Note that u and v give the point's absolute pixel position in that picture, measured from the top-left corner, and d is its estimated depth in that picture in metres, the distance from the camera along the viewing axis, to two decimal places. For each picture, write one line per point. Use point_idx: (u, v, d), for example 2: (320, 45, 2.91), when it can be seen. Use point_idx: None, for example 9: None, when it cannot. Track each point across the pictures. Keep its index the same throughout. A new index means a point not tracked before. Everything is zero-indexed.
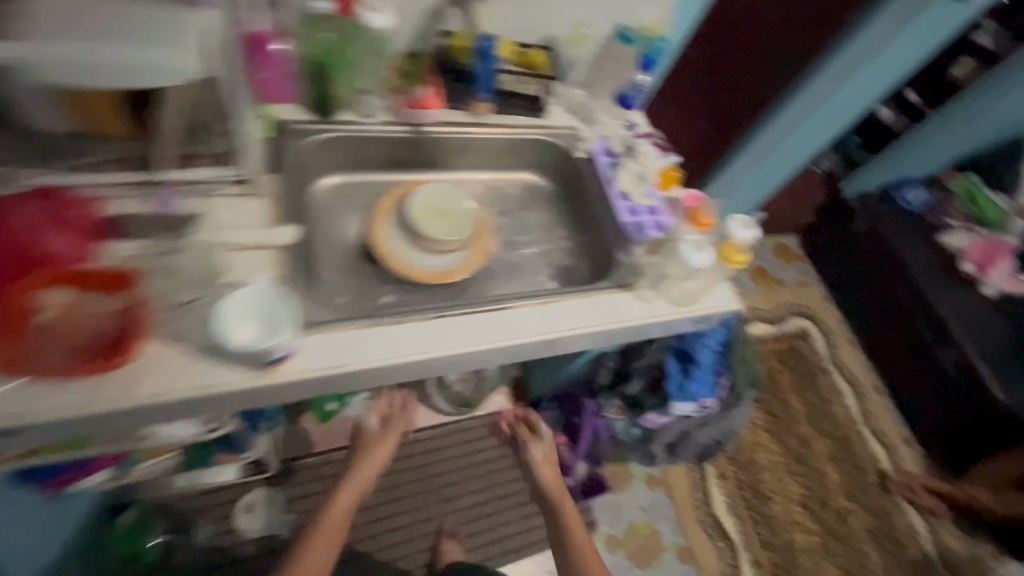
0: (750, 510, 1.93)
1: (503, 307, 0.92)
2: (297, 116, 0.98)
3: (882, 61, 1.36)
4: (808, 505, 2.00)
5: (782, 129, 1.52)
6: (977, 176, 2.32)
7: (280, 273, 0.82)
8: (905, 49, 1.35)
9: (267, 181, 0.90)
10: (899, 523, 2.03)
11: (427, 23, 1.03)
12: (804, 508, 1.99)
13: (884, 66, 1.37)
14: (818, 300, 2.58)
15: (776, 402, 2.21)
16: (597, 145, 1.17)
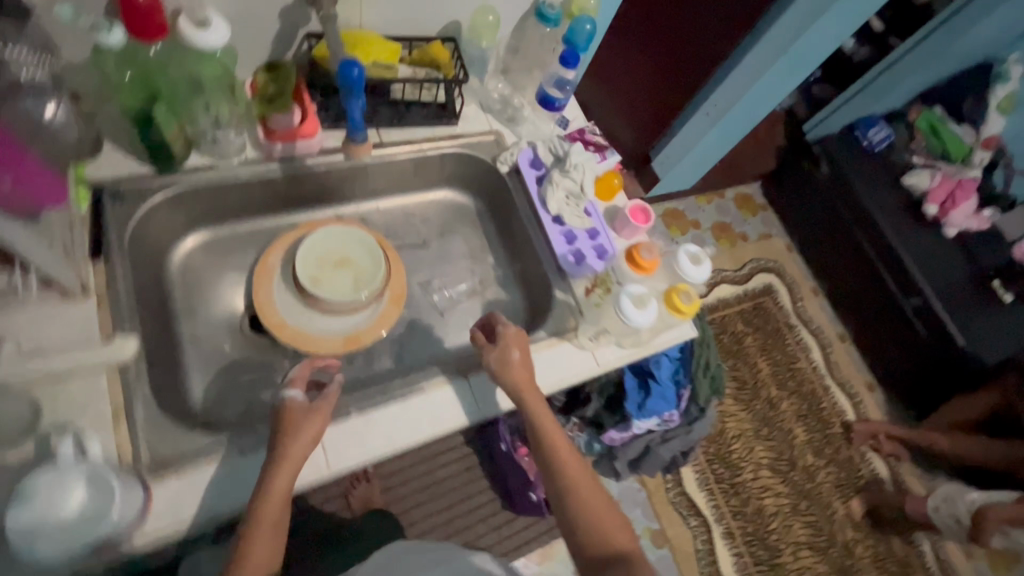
0: (719, 481, 1.93)
1: (421, 391, 0.78)
2: (131, 171, 0.77)
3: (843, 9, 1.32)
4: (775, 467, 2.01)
5: (735, 87, 1.51)
6: (939, 108, 2.17)
7: (127, 399, 0.65)
8: None
9: (97, 271, 0.70)
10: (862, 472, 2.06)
11: (289, 27, 0.80)
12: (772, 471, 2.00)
13: (833, 21, 1.34)
14: (782, 251, 2.47)
15: (740, 366, 2.16)
16: (523, 155, 0.97)
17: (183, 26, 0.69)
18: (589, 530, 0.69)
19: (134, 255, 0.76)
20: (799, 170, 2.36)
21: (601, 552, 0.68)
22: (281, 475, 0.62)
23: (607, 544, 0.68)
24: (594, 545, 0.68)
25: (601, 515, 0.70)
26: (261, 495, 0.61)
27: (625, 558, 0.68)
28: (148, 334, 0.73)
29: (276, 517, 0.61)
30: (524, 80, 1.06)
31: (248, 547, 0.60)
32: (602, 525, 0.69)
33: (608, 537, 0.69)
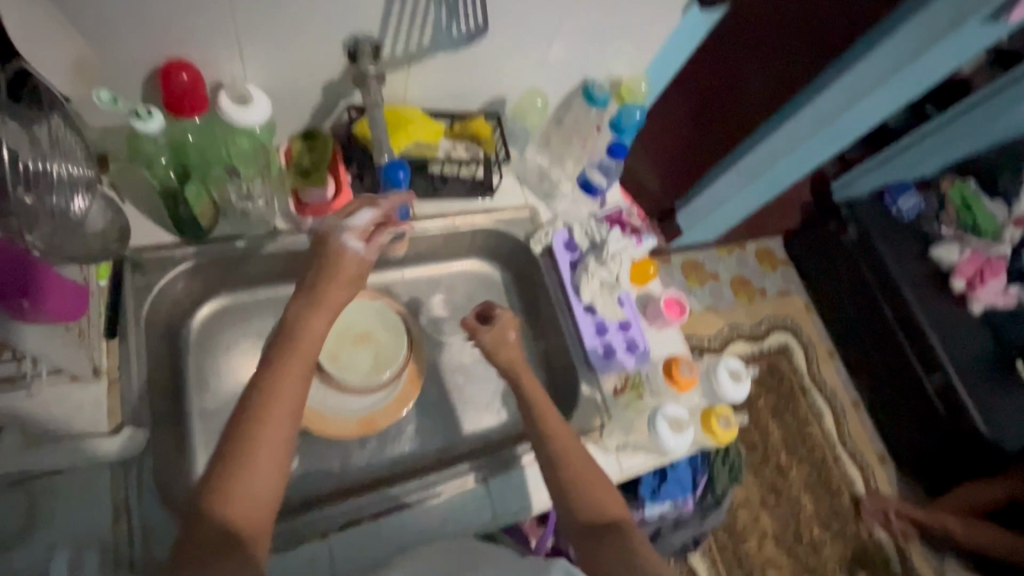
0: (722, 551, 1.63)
1: (436, 495, 0.74)
2: (155, 239, 0.73)
3: (913, 73, 1.09)
4: (781, 538, 1.68)
5: (770, 152, 1.26)
6: (973, 179, 1.74)
7: (125, 495, 0.61)
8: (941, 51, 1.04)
9: (110, 349, 0.67)
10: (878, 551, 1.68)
11: (330, 99, 0.77)
12: (776, 542, 1.67)
13: (898, 87, 1.12)
14: (800, 308, 1.97)
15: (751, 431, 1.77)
16: (558, 237, 0.93)
17: (221, 101, 0.66)
18: (581, 500, 0.64)
19: (150, 328, 0.72)
20: (825, 231, 1.86)
21: (592, 519, 0.63)
22: (279, 395, 0.56)
23: (605, 513, 0.64)
24: (588, 513, 0.63)
25: (595, 486, 0.66)
26: (260, 418, 0.55)
27: (619, 524, 0.63)
28: (158, 415, 0.69)
29: (282, 432, 0.55)
30: (563, 150, 1.00)
31: (236, 479, 0.52)
32: (599, 495, 0.65)
33: (601, 503, 0.64)
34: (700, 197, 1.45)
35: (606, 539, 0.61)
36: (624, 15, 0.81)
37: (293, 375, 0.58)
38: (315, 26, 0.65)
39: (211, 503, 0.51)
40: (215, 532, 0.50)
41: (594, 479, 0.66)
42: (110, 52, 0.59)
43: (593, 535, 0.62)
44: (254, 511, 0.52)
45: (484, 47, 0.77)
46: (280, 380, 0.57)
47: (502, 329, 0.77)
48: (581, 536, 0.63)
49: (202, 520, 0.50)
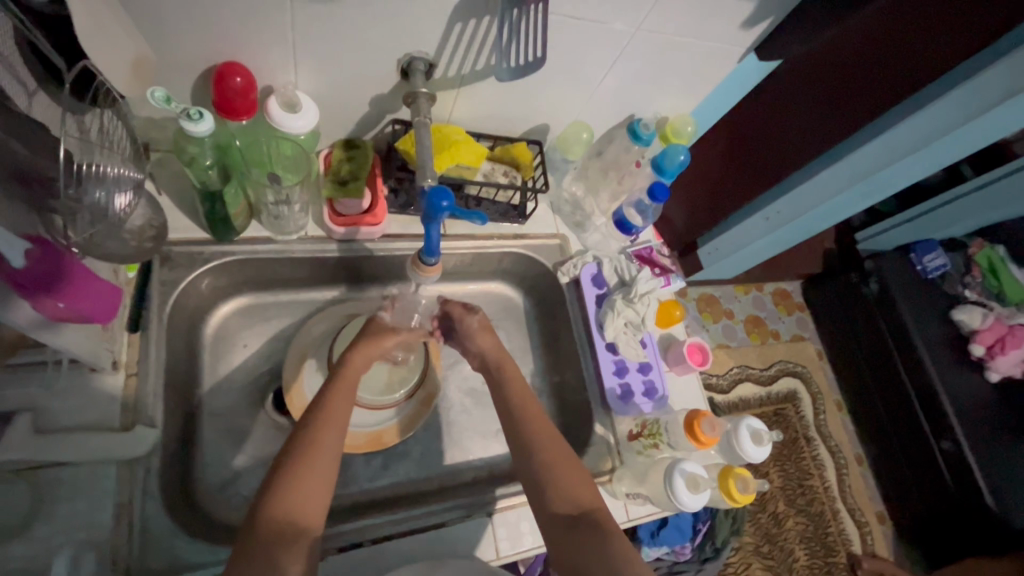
0: None
1: (439, 525, 0.72)
2: (187, 235, 0.73)
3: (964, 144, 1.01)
4: None
5: (799, 201, 1.23)
6: (1003, 247, 1.73)
7: (130, 496, 0.60)
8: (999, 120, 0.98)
9: (131, 343, 0.66)
10: None
11: (377, 112, 0.77)
12: None
13: (944, 154, 1.05)
14: (813, 356, 1.91)
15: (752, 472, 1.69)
16: (587, 270, 0.92)
17: (271, 108, 0.65)
18: (554, 488, 0.61)
19: (172, 323, 0.72)
20: (845, 281, 1.83)
21: (568, 510, 0.60)
22: (331, 420, 0.60)
23: (575, 501, 0.61)
24: (560, 501, 0.61)
25: (570, 474, 0.62)
26: (311, 442, 0.57)
27: (592, 514, 0.60)
28: (170, 413, 0.68)
29: (333, 449, 0.58)
30: (599, 182, 0.99)
31: (290, 488, 0.54)
32: (568, 480, 0.62)
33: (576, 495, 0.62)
34: (731, 234, 1.41)
35: (580, 533, 0.58)
36: (678, 58, 0.80)
37: (342, 402, 0.63)
38: (374, 43, 0.65)
39: (267, 509, 0.52)
40: (272, 532, 0.51)
41: (563, 463, 0.63)
42: (169, 52, 0.59)
43: (565, 527, 0.59)
44: (305, 519, 0.53)
45: (536, 77, 0.77)
46: (331, 406, 0.61)
47: (475, 325, 0.76)
48: (550, 523, 0.60)
49: (260, 517, 0.52)
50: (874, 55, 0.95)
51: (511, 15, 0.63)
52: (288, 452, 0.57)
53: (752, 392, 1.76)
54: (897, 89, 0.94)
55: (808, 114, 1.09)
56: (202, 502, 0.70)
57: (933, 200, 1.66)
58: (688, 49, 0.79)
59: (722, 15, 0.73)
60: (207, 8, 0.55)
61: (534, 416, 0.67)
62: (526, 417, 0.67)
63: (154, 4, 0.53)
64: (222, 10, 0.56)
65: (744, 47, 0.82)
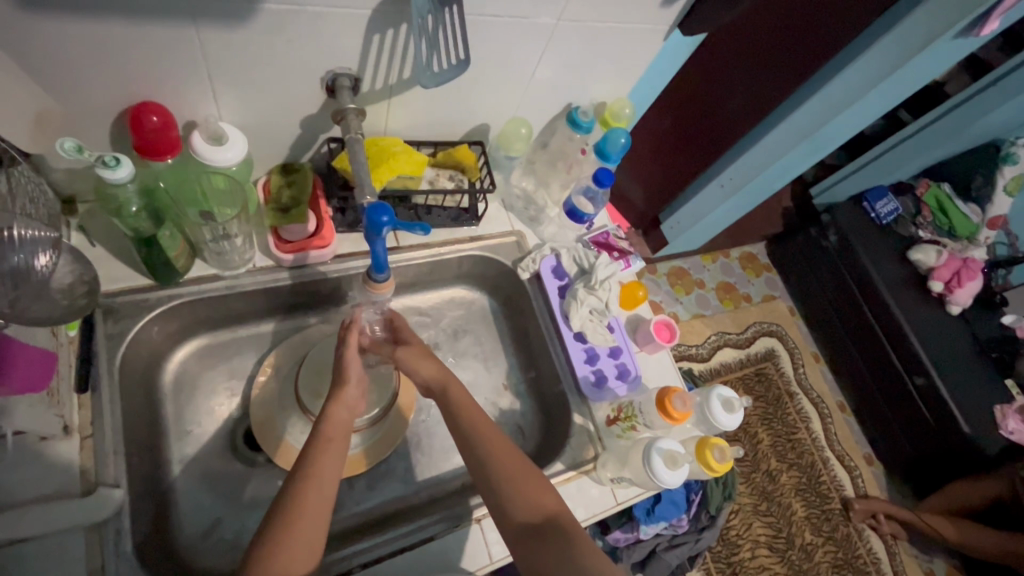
0: (718, 564, 1.53)
1: (429, 538, 0.71)
2: (128, 283, 0.70)
3: (895, 84, 1.06)
4: (775, 546, 1.60)
5: (751, 165, 1.23)
6: (947, 184, 1.76)
7: (103, 560, 0.58)
8: (923, 61, 1.01)
9: (83, 405, 0.63)
10: (861, 554, 1.64)
11: (310, 133, 0.75)
12: (770, 551, 1.59)
13: (879, 97, 1.08)
14: (785, 313, 1.95)
15: (743, 434, 1.71)
16: (546, 263, 0.92)
17: (196, 142, 0.63)
18: (516, 501, 0.62)
19: (126, 376, 0.69)
20: (806, 238, 1.87)
21: (531, 518, 0.62)
22: (315, 482, 0.58)
23: (539, 508, 0.62)
24: (525, 511, 0.62)
25: (530, 485, 0.63)
26: (298, 500, 0.56)
27: (558, 520, 0.62)
28: (136, 468, 0.66)
29: (322, 502, 0.57)
30: (549, 173, 0.99)
31: (277, 546, 0.53)
32: (533, 492, 0.63)
33: (539, 501, 0.63)
34: (690, 206, 1.40)
35: (546, 540, 0.60)
36: (606, 41, 0.80)
37: (329, 459, 0.60)
38: (294, 66, 0.64)
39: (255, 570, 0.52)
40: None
41: (522, 477, 0.63)
42: (77, 100, 0.57)
43: (533, 534, 0.61)
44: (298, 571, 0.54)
45: (466, 79, 0.76)
46: (317, 463, 0.59)
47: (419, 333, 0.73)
48: (517, 533, 0.61)
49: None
50: (807, 15, 0.97)
51: (427, 23, 0.62)
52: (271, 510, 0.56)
53: (730, 357, 1.80)
54: (833, 45, 0.96)
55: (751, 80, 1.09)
56: (184, 552, 0.68)
57: (879, 146, 1.69)
58: (612, 34, 0.79)
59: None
60: (107, 49, 0.53)
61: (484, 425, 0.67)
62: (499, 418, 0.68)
63: (51, 53, 0.51)
64: (125, 50, 0.54)
65: (667, 25, 0.83)
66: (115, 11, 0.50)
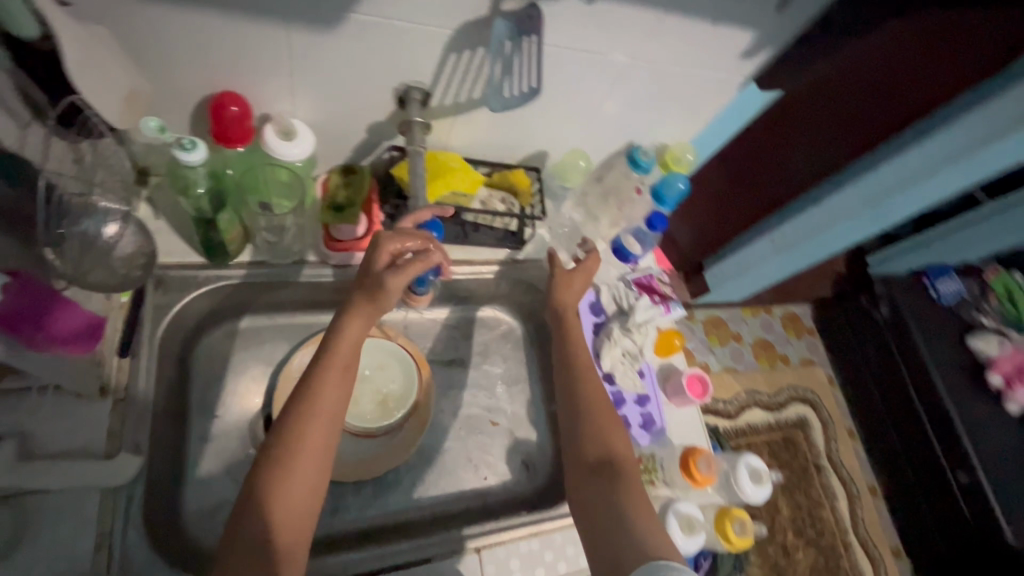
0: None
1: (425, 560, 0.70)
2: (182, 259, 0.73)
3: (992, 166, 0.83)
4: None
5: (809, 226, 1.07)
6: (1020, 273, 1.68)
7: (112, 524, 0.59)
8: None
9: (120, 369, 0.66)
10: None
11: (374, 139, 0.77)
12: None
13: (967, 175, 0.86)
14: (823, 380, 1.80)
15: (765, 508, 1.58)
16: (585, 297, 0.92)
17: (267, 136, 0.65)
18: (589, 436, 0.69)
19: (165, 346, 0.72)
20: (854, 305, 1.76)
21: (599, 454, 0.68)
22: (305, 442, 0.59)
23: (609, 451, 0.68)
24: (597, 451, 0.68)
25: (611, 433, 0.70)
26: (297, 434, 0.59)
27: (622, 466, 0.67)
28: (158, 438, 0.68)
29: (319, 451, 0.60)
30: (599, 208, 0.98)
31: (274, 485, 0.56)
32: (609, 435, 0.70)
33: (609, 442, 0.69)
34: (737, 258, 1.26)
35: (606, 478, 0.65)
36: (678, 86, 0.80)
37: (332, 374, 0.63)
38: (371, 76, 0.66)
39: (252, 522, 0.54)
40: (258, 541, 0.53)
41: (607, 418, 0.71)
42: (167, 84, 0.60)
43: (597, 472, 0.66)
44: (295, 531, 0.56)
45: (533, 107, 0.77)
46: (320, 385, 0.62)
47: (578, 276, 0.85)
48: (582, 470, 0.67)
49: (244, 530, 0.54)
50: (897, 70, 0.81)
51: (504, 48, 0.63)
52: (255, 472, 0.57)
53: (758, 418, 1.68)
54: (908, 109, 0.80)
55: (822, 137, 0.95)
56: (188, 530, 0.69)
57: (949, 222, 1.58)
58: (687, 78, 0.78)
59: (720, 45, 0.73)
60: (203, 43, 0.56)
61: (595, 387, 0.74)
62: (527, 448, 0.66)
63: (149, 37, 0.54)
64: (216, 40, 0.56)
65: (744, 77, 0.82)
66: (217, 9, 0.53)
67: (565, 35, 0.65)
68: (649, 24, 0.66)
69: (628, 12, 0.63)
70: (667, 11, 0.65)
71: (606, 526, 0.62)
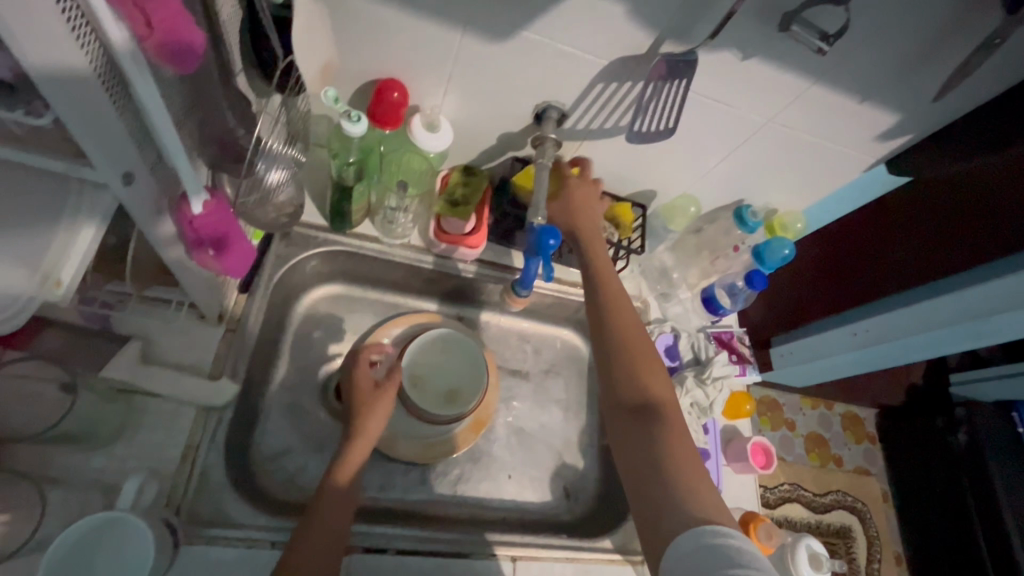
0: None
1: (462, 554, 0.70)
2: (308, 218, 0.79)
3: None
4: None
5: (901, 326, 0.94)
6: None
7: (200, 441, 0.64)
8: None
9: (237, 303, 0.72)
10: None
11: (502, 146, 0.82)
12: None
13: None
14: (877, 494, 1.59)
15: None
16: (663, 340, 0.90)
17: (414, 124, 0.71)
18: (623, 378, 0.64)
19: (275, 292, 0.78)
20: (926, 426, 1.54)
21: (634, 398, 0.62)
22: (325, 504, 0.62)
23: (644, 392, 0.62)
24: (631, 393, 0.63)
25: (647, 371, 0.64)
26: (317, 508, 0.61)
27: (659, 407, 0.61)
28: (251, 374, 0.73)
29: (333, 530, 0.60)
30: (691, 258, 0.98)
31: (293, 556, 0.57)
32: (643, 377, 0.64)
33: (646, 384, 0.63)
34: (806, 342, 1.13)
35: (647, 422, 0.60)
36: (806, 152, 0.80)
37: (376, 413, 0.72)
38: (521, 89, 0.71)
39: None
40: None
41: (643, 362, 0.65)
42: (348, 65, 0.68)
43: (633, 415, 0.61)
44: None
45: (657, 146, 0.80)
46: (365, 421, 0.71)
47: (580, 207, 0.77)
48: (620, 413, 0.62)
49: None
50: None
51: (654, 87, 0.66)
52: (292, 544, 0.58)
53: (798, 516, 1.47)
54: None
55: (946, 236, 0.87)
56: (254, 469, 0.73)
57: None
58: (816, 147, 0.79)
59: (861, 122, 0.73)
60: (392, 36, 0.64)
61: (625, 320, 0.68)
62: (626, 448, 0.60)
63: (350, 22, 0.61)
64: (401, 34, 0.63)
65: (874, 158, 0.82)
66: (415, 9, 0.60)
67: (711, 86, 0.68)
68: (796, 89, 0.68)
69: (778, 74, 0.65)
70: (817, 81, 0.66)
71: (649, 479, 0.56)
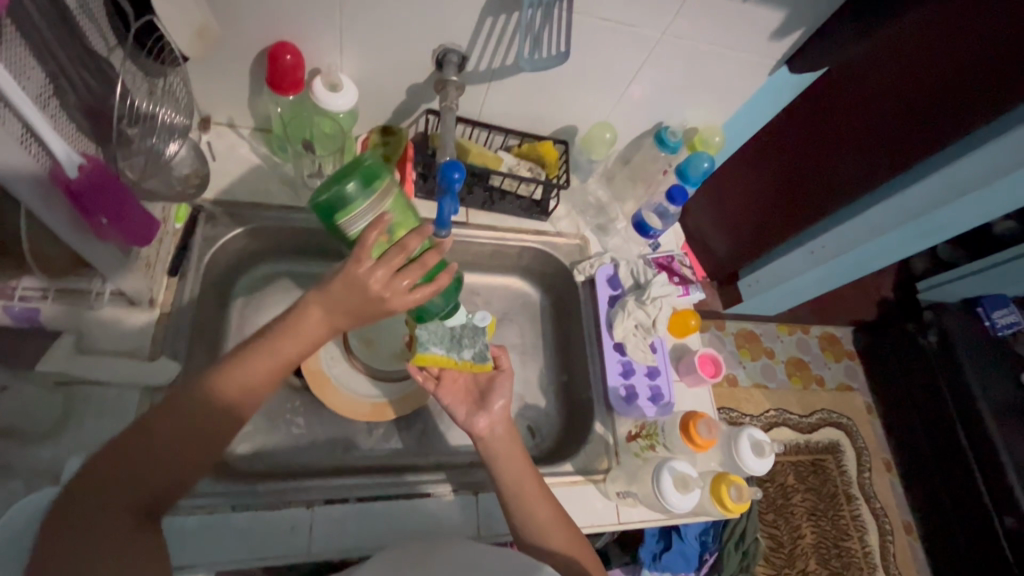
0: None
1: (425, 495, 0.73)
2: (231, 197, 0.80)
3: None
4: None
5: (850, 237, 1.00)
6: None
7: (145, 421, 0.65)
8: None
9: (168, 288, 0.72)
10: None
11: (413, 100, 0.83)
12: None
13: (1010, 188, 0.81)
14: (861, 409, 1.61)
15: (787, 527, 1.41)
16: (603, 271, 0.93)
17: (316, 86, 0.71)
18: (518, 505, 0.65)
19: (208, 274, 0.78)
20: (897, 330, 1.57)
21: (526, 522, 0.65)
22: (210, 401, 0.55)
23: (531, 518, 0.64)
24: (523, 520, 0.65)
25: (535, 493, 0.66)
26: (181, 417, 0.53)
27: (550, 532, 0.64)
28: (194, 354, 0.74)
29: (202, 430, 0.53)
30: (625, 189, 1.01)
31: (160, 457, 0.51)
32: (536, 500, 0.65)
33: (530, 508, 0.65)
34: (772, 271, 1.18)
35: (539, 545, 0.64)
36: (709, 64, 0.81)
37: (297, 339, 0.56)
38: (412, 36, 0.71)
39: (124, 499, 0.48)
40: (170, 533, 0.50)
41: (531, 495, 0.65)
42: (234, 32, 0.68)
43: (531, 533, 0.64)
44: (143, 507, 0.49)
45: (562, 78, 0.80)
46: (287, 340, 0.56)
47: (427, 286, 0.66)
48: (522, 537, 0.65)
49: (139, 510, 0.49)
50: (946, 54, 0.76)
51: (535, 21, 0.68)
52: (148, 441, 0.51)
53: (786, 439, 1.51)
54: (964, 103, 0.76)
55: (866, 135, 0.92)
56: None
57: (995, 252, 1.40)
58: (715, 56, 0.80)
59: (749, 22, 0.75)
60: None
61: (512, 462, 0.68)
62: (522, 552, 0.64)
63: None
64: None
65: (775, 60, 0.84)
66: None
67: (594, 5, 0.69)
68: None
69: None
70: None
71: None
